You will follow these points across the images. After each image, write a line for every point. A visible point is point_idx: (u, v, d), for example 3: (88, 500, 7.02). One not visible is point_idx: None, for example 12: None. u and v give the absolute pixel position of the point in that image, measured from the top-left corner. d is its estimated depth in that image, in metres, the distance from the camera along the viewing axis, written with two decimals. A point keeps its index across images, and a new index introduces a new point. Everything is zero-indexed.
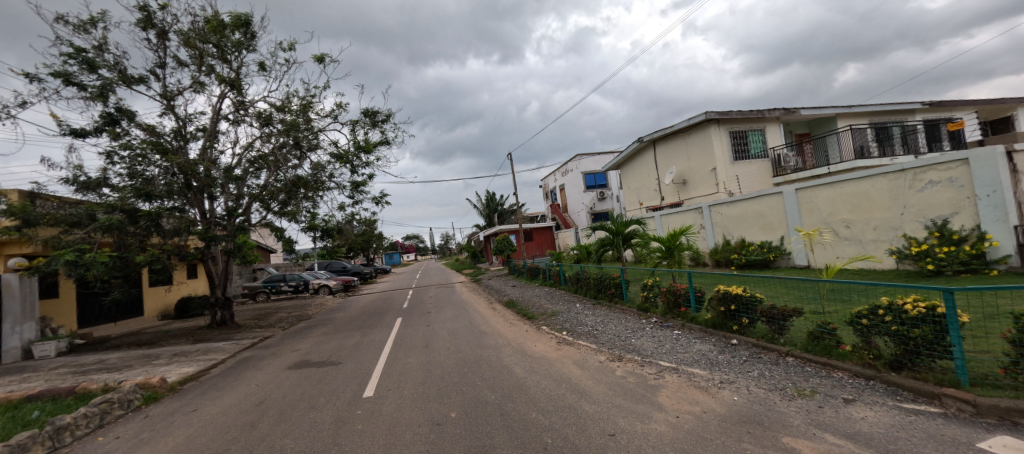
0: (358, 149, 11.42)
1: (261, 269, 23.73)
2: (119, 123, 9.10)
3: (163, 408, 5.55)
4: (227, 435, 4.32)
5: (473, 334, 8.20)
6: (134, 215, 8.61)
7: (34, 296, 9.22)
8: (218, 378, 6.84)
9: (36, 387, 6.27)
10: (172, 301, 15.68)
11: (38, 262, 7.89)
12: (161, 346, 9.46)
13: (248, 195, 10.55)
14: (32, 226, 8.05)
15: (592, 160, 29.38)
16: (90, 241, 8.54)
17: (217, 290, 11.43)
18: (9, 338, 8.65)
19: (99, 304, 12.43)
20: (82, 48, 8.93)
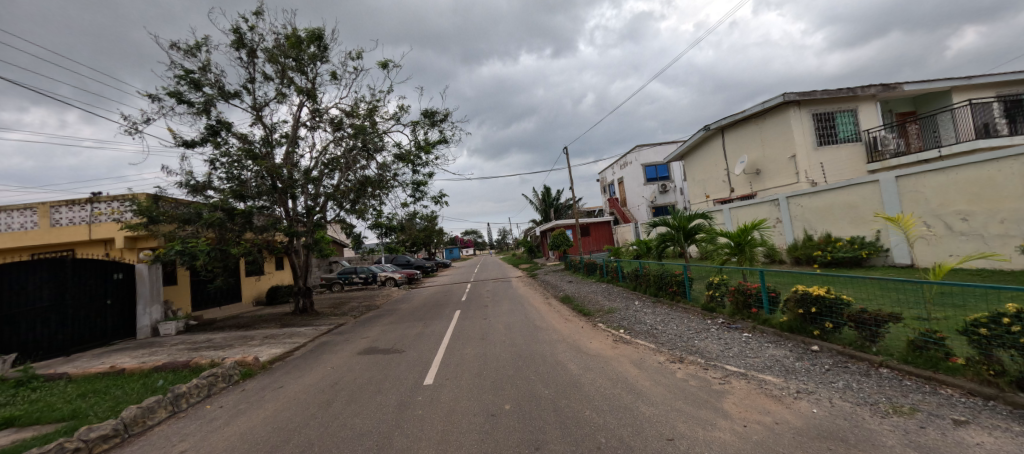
0: (419, 150, 11.85)
1: (335, 262, 25.63)
2: (220, 133, 10.20)
3: (257, 383, 6.17)
4: (307, 410, 4.71)
5: (528, 328, 8.21)
6: (232, 213, 9.63)
7: (158, 281, 10.54)
8: (301, 359, 7.45)
9: (158, 360, 7.22)
10: (263, 289, 17.41)
11: (158, 253, 9.05)
12: (254, 328, 10.54)
13: (324, 194, 11.30)
14: (156, 222, 9.27)
15: (653, 151, 28.12)
16: (198, 235, 9.65)
17: (299, 281, 12.46)
18: (142, 317, 10.02)
19: (205, 290, 14.08)
20: (190, 70, 10.13)
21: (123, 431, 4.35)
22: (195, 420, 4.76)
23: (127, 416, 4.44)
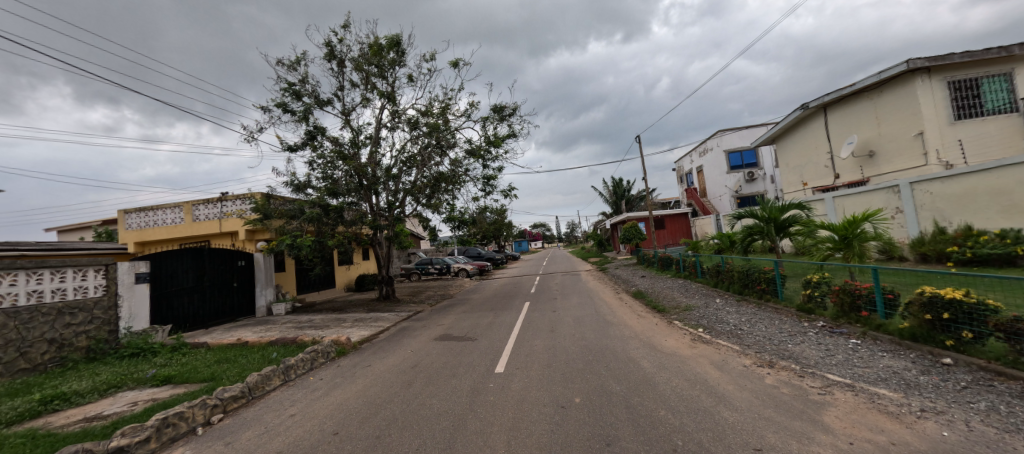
0: (489, 144, 12.02)
1: (414, 253, 27.20)
2: (316, 138, 11.19)
3: (350, 360, 6.78)
4: (392, 388, 5.13)
5: (598, 322, 8.01)
6: (327, 209, 10.57)
7: (272, 267, 11.13)
8: (385, 342, 7.99)
9: (273, 335, 8.10)
10: (353, 277, 19.00)
11: (271, 246, 10.27)
12: (345, 312, 11.54)
13: (403, 191, 11.92)
14: (269, 218, 10.57)
15: (738, 135, 25.88)
16: (301, 229, 10.68)
17: (382, 270, 13.37)
18: (258, 298, 10.74)
19: (307, 276, 15.65)
20: (292, 82, 11.22)
21: (247, 394, 5.23)
22: (301, 389, 5.54)
23: (251, 381, 5.32)
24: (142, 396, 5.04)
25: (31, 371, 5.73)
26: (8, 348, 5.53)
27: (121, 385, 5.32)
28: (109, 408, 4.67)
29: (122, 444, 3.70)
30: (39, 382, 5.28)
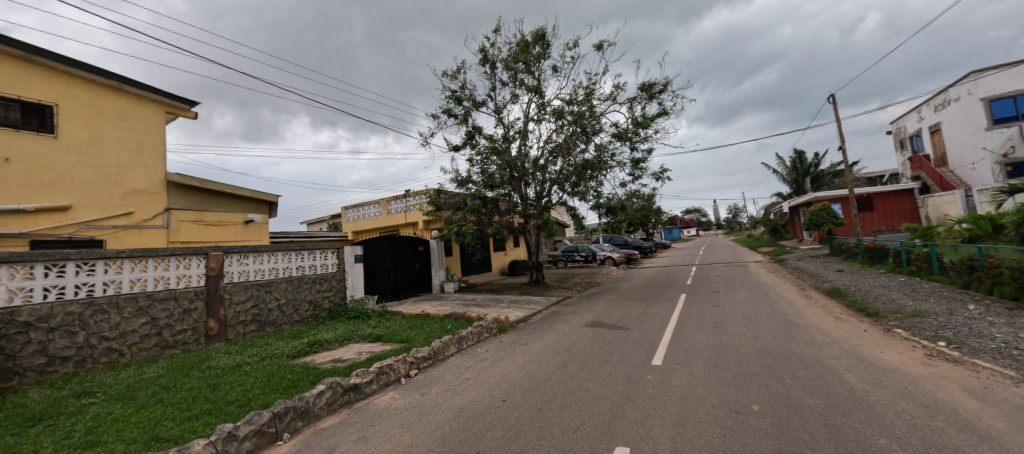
0: (637, 126, 11.38)
1: (561, 240, 27.84)
2: (474, 137, 12.23)
3: (509, 337, 7.36)
4: (548, 367, 5.34)
5: (777, 322, 6.89)
6: (485, 200, 11.50)
7: (444, 251, 12.76)
8: (539, 323, 8.38)
9: (447, 309, 9.26)
10: (506, 262, 20.46)
11: (443, 234, 11.70)
12: (502, 293, 12.51)
13: (549, 180, 12.18)
14: (441, 209, 12.02)
15: (1007, 74, 18.82)
16: (464, 219, 11.90)
17: (532, 256, 14.02)
18: (434, 277, 12.43)
19: (470, 260, 17.42)
20: (453, 89, 12.48)
21: (433, 356, 6.17)
22: (473, 357, 6.29)
23: (435, 346, 6.26)
24: (365, 348, 6.33)
25: (302, 322, 7.70)
26: (290, 306, 7.55)
27: (350, 338, 6.79)
28: (346, 355, 5.99)
29: (356, 382, 4.84)
30: (306, 330, 7.10)
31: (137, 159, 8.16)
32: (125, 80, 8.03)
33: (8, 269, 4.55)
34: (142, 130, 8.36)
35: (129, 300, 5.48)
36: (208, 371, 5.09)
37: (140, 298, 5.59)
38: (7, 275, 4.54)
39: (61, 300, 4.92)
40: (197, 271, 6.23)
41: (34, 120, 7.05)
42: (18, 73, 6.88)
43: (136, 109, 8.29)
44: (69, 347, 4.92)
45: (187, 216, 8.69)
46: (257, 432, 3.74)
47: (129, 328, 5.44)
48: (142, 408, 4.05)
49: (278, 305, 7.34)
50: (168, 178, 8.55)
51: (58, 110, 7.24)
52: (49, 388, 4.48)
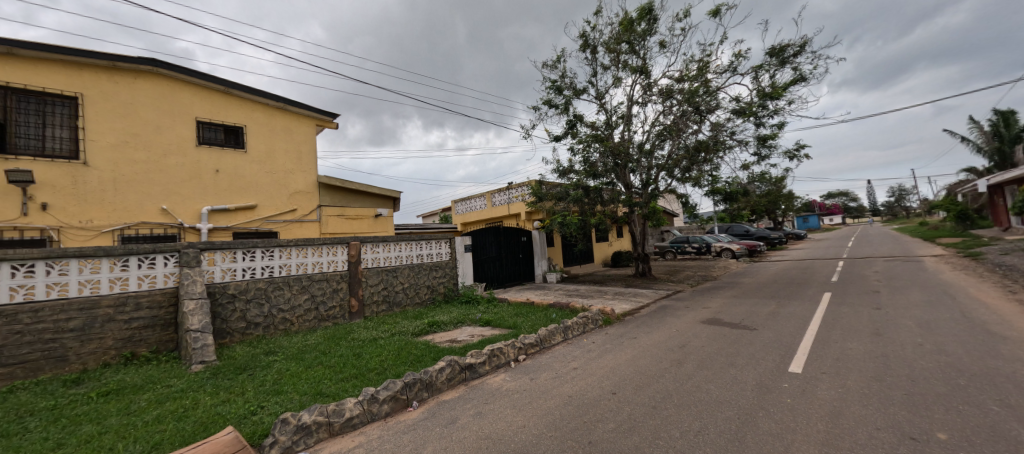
0: (764, 98, 10.12)
1: (669, 230, 26.17)
2: (575, 125, 12.05)
3: (616, 329, 7.20)
4: (662, 364, 5.10)
5: (964, 332, 5.57)
6: (587, 190, 11.31)
7: (546, 241, 12.93)
8: (648, 317, 8.02)
9: (551, 298, 9.39)
10: (610, 253, 19.94)
11: (546, 224, 11.83)
12: (606, 285, 12.24)
13: (656, 166, 11.49)
14: (543, 200, 12.14)
15: None
16: (567, 209, 11.88)
17: (638, 247, 13.43)
18: (536, 267, 12.70)
19: (572, 251, 17.38)
20: (554, 79, 12.45)
21: (540, 343, 6.31)
22: (579, 347, 6.28)
23: (542, 334, 6.39)
24: (476, 331, 6.75)
25: (421, 304, 8.49)
26: (413, 289, 8.38)
27: (464, 321, 7.29)
28: (460, 336, 6.46)
29: (472, 362, 5.19)
30: (425, 312, 7.83)
31: (297, 166, 9.90)
32: (286, 101, 9.75)
33: (222, 253, 6.03)
34: (300, 141, 10.05)
35: (296, 280, 6.72)
36: (352, 342, 6.00)
37: (303, 279, 6.80)
38: (221, 258, 6.02)
39: (253, 278, 6.29)
40: (341, 258, 7.31)
41: (232, 139, 9.14)
42: (222, 104, 8.94)
43: (296, 124, 10.01)
44: (259, 316, 6.27)
45: (332, 211, 10.23)
46: (393, 397, 4.32)
47: (297, 302, 6.69)
48: (308, 368, 5.10)
49: (403, 288, 8.19)
50: (320, 180, 10.18)
51: (245, 130, 9.18)
52: (250, 346, 5.77)
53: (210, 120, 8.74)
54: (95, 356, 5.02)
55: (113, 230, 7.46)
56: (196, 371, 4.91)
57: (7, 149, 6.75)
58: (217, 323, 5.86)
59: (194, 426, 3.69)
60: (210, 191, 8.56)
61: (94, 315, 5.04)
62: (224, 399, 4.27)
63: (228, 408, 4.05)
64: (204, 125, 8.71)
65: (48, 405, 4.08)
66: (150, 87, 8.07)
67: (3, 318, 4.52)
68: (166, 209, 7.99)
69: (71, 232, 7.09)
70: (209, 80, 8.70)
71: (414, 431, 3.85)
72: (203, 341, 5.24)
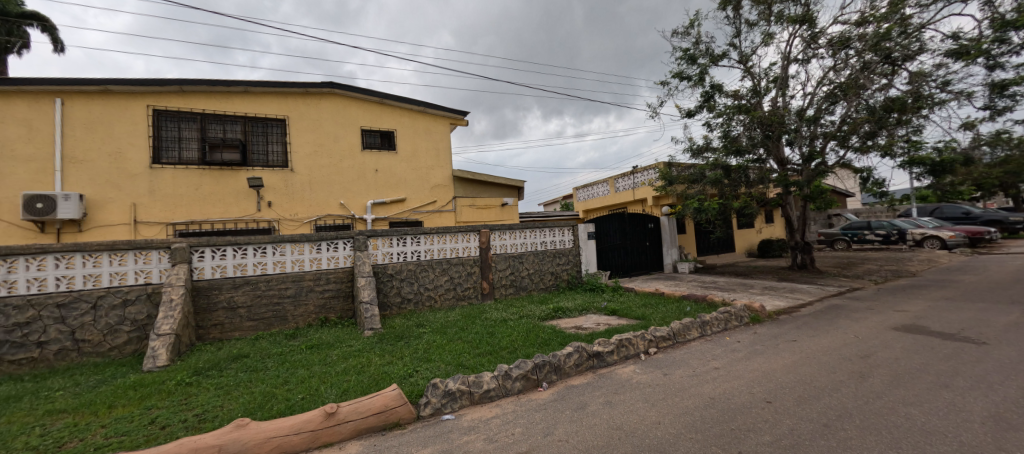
0: (1003, 29, 7.66)
1: (837, 215, 21.85)
2: (713, 97, 10.79)
3: (769, 329, 6.30)
4: (835, 375, 4.28)
5: None
6: (729, 170, 10.11)
7: (676, 229, 11.97)
8: (813, 318, 6.81)
9: (684, 290, 8.67)
10: (755, 242, 17.53)
11: (677, 210, 10.90)
12: (753, 278, 10.80)
13: (822, 135, 9.66)
14: (673, 184, 11.19)
15: None
16: (704, 193, 10.77)
17: (795, 235, 11.52)
18: (665, 256, 11.86)
19: (708, 239, 15.77)
20: (686, 47, 11.32)
21: (673, 337, 5.86)
22: (720, 346, 5.66)
23: (674, 327, 5.93)
24: (602, 319, 6.60)
25: (546, 290, 8.63)
26: (538, 275, 8.56)
27: (589, 309, 7.18)
28: (585, 323, 6.39)
29: (601, 350, 5.08)
30: (551, 297, 7.96)
31: (435, 161, 10.87)
32: (425, 105, 10.73)
33: (382, 239, 7.00)
34: (437, 139, 11.00)
35: (437, 263, 7.41)
36: (487, 321, 6.40)
37: (443, 262, 7.46)
38: (382, 243, 7.01)
39: (404, 261, 7.14)
40: (474, 244, 7.83)
41: (386, 143, 10.42)
42: (377, 112, 10.27)
43: (434, 125, 11.00)
44: (411, 293, 7.12)
45: (464, 201, 11.03)
46: (524, 376, 4.48)
47: (439, 283, 7.39)
48: (450, 341, 5.62)
49: (528, 275, 8.42)
50: (453, 173, 11.05)
51: (394, 133, 10.41)
52: (405, 318, 6.60)
53: (370, 128, 10.13)
54: (304, 317, 6.44)
55: (310, 220, 9.22)
56: (369, 335, 5.79)
57: (248, 163, 8.81)
58: (381, 298, 6.85)
59: (369, 380, 4.42)
60: (372, 187, 9.96)
61: (301, 284, 6.44)
62: (389, 361, 5.02)
63: (392, 368, 4.73)
64: (366, 132, 10.14)
65: (279, 351, 5.44)
66: (331, 107, 9.67)
67: (250, 285, 6.11)
68: (343, 203, 9.57)
69: (286, 222, 8.98)
70: (366, 94, 9.97)
71: (546, 411, 3.93)
72: (372, 311, 6.17)
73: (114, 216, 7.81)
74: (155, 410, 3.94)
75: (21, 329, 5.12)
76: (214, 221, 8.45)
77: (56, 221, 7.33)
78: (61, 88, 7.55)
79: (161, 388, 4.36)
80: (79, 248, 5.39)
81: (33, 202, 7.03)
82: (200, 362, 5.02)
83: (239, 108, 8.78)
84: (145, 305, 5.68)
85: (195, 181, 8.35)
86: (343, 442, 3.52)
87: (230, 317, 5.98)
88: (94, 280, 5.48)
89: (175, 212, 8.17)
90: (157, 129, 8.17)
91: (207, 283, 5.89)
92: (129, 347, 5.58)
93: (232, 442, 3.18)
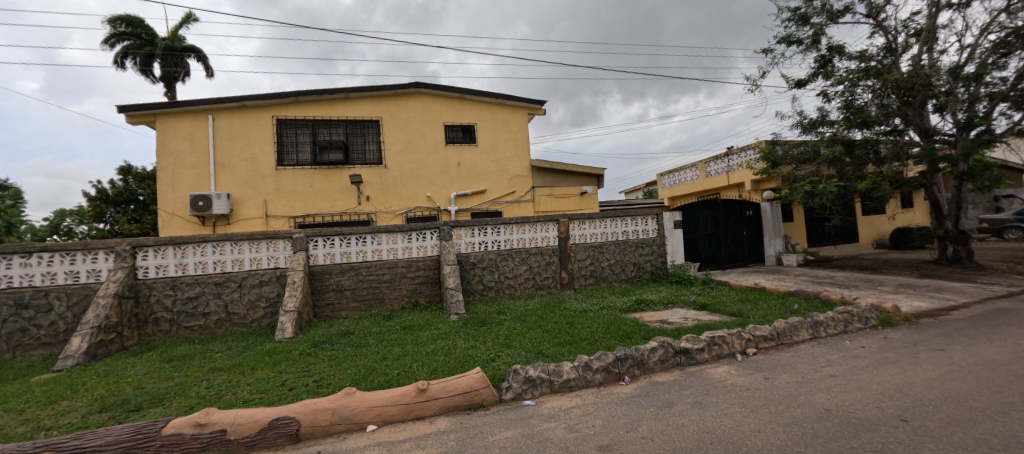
0: None
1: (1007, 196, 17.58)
2: (831, 61, 9.30)
3: (904, 335, 5.32)
4: (998, 396, 3.49)
5: None
6: (853, 146, 8.67)
7: (781, 217, 10.66)
8: (968, 324, 5.59)
9: (791, 285, 7.71)
10: (888, 231, 14.86)
11: (783, 195, 9.66)
12: (884, 273, 9.19)
13: (988, 96, 7.78)
14: (778, 166, 9.93)
15: None
16: (818, 174, 9.39)
17: (946, 222, 9.53)
18: (767, 247, 10.65)
19: (823, 228, 13.79)
20: (796, 7, 9.87)
21: (776, 338, 5.26)
22: (837, 351, 4.94)
23: (779, 327, 5.31)
24: (691, 314, 6.17)
25: (628, 282, 8.30)
26: (619, 265, 8.28)
27: (676, 303, 6.76)
28: (672, 317, 6.03)
29: (688, 347, 4.76)
30: (633, 289, 7.65)
31: (514, 152, 11.03)
32: (505, 97, 10.89)
33: (465, 230, 7.33)
34: (517, 130, 11.14)
35: (517, 252, 7.55)
36: (566, 311, 6.38)
37: (522, 252, 7.58)
38: (465, 233, 7.34)
39: (485, 250, 7.40)
40: (553, 234, 7.82)
41: (468, 137, 10.82)
42: (460, 108, 10.70)
43: (513, 116, 11.14)
44: (492, 281, 7.36)
45: (543, 191, 11.05)
46: (605, 368, 4.38)
47: (518, 272, 7.53)
48: (530, 329, 5.71)
49: (608, 265, 8.18)
50: (532, 163, 11.10)
51: (476, 127, 10.76)
52: (487, 304, 6.87)
53: (454, 123, 10.60)
54: (399, 300, 7.03)
55: (402, 212, 9.99)
56: (454, 319, 6.13)
57: (351, 162, 9.81)
58: (465, 285, 7.19)
59: (455, 361, 4.71)
60: (455, 180, 10.45)
61: (395, 271, 7.03)
62: (473, 345, 5.27)
63: (476, 352, 4.97)
64: (450, 128, 10.64)
65: (378, 330, 6.02)
66: (419, 104, 10.32)
67: (354, 271, 6.83)
68: (430, 196, 10.20)
69: (382, 214, 9.85)
70: (448, 91, 10.43)
71: (628, 406, 3.81)
72: (457, 297, 6.50)
73: (251, 211, 9.24)
74: (284, 374, 4.65)
75: (191, 302, 6.37)
76: (325, 214, 9.58)
77: (212, 216, 8.95)
78: (211, 107, 9.08)
79: (289, 357, 5.12)
80: (228, 238, 6.50)
81: (196, 201, 8.62)
82: (317, 336, 5.78)
83: (343, 113, 9.78)
84: (275, 285, 6.68)
85: (310, 180, 9.52)
86: (434, 416, 3.79)
87: (339, 298, 6.76)
88: (239, 264, 6.59)
89: (296, 206, 9.42)
90: (280, 136, 9.47)
91: (320, 268, 6.72)
92: (266, 320, 6.61)
93: (343, 406, 3.61)
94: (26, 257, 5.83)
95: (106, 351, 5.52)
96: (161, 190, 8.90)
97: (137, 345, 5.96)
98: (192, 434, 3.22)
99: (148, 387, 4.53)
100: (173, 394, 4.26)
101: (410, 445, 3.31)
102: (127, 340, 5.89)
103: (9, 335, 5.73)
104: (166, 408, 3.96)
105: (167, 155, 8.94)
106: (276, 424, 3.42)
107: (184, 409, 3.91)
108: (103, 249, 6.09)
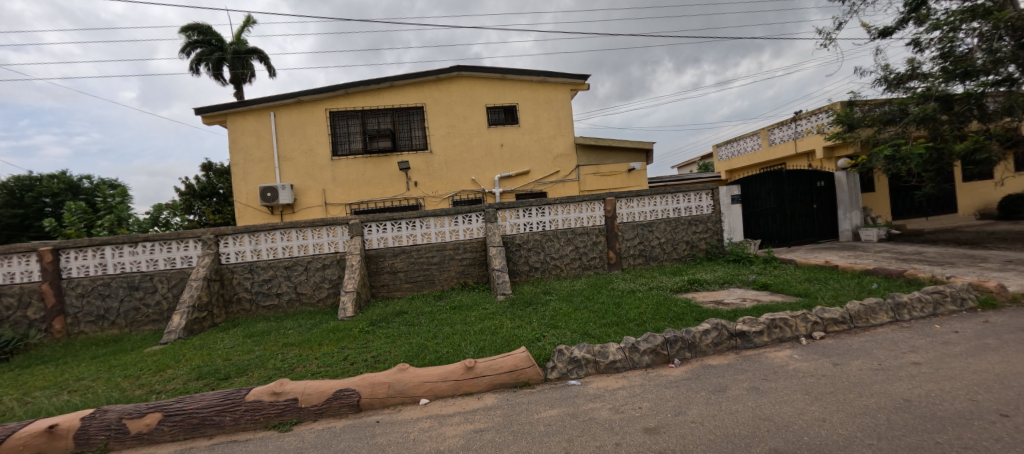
0: None
1: None
2: (926, 4, 8.01)
3: (1008, 319, 4.63)
4: None
5: None
6: (951, 101, 7.49)
7: (858, 187, 9.57)
8: None
9: (868, 263, 6.95)
10: (996, 199, 12.85)
11: (862, 161, 8.63)
12: (987, 247, 7.99)
13: None
14: (857, 129, 8.86)
15: None
16: (906, 136, 8.26)
17: None
18: (841, 221, 9.64)
19: (913, 198, 12.20)
20: None
21: (849, 321, 4.79)
22: (923, 336, 4.40)
23: (852, 310, 4.82)
24: (749, 294, 5.80)
25: (680, 261, 7.94)
26: (670, 244, 7.92)
27: (732, 282, 6.37)
28: (728, 298, 5.71)
29: (744, 330, 4.48)
30: (685, 268, 7.30)
31: (559, 131, 10.81)
32: (547, 74, 10.64)
33: (509, 211, 7.37)
34: (561, 108, 10.87)
35: (562, 233, 7.47)
36: (613, 291, 6.25)
37: (568, 232, 7.49)
38: (510, 215, 7.37)
39: (529, 231, 7.40)
40: (599, 213, 7.63)
41: (511, 118, 10.75)
42: (503, 89, 10.62)
43: (557, 94, 10.88)
44: (538, 262, 7.38)
45: (589, 170, 10.76)
46: (653, 350, 4.26)
47: (563, 253, 7.46)
48: (576, 309, 5.67)
49: (659, 244, 7.86)
50: (577, 141, 10.83)
51: (519, 107, 10.65)
52: (533, 285, 6.92)
53: (497, 104, 10.57)
54: (448, 281, 7.28)
55: (448, 196, 10.24)
56: (501, 300, 6.25)
57: (399, 149, 10.16)
58: (511, 266, 7.27)
59: (502, 340, 4.81)
60: (500, 162, 10.48)
61: (444, 253, 7.26)
62: (519, 325, 5.35)
63: (522, 332, 5.04)
64: (494, 110, 10.63)
65: (428, 310, 6.30)
66: (463, 88, 10.38)
67: (405, 254, 7.14)
68: (475, 180, 10.34)
69: (429, 199, 10.18)
70: (490, 71, 10.36)
71: (677, 389, 3.69)
72: (503, 278, 6.60)
73: (313, 199, 9.94)
74: (346, 350, 5.03)
75: (266, 284, 7.03)
76: (378, 200, 10.07)
77: (279, 205, 9.78)
78: (275, 103, 9.75)
79: (350, 334, 5.52)
80: (293, 225, 7.05)
81: (265, 192, 9.48)
82: (374, 314, 6.17)
83: (391, 101, 10.10)
84: (336, 268, 7.16)
85: (363, 168, 10.00)
86: (481, 393, 3.92)
87: (393, 279, 7.13)
88: (304, 249, 7.14)
89: (351, 194, 9.99)
90: (334, 128, 9.99)
91: (374, 251, 7.10)
92: (329, 300, 7.15)
93: (398, 381, 3.84)
94: (133, 246, 6.73)
95: (201, 326, 6.30)
96: (237, 183, 9.81)
97: (225, 321, 6.72)
98: (269, 401, 3.59)
99: (233, 358, 5.13)
100: (254, 365, 4.77)
101: (459, 419, 3.45)
102: (217, 317, 6.66)
103: (126, 312, 6.70)
104: (249, 377, 4.47)
105: (239, 151, 9.79)
106: (339, 395, 3.71)
107: (263, 379, 4.38)
108: (193, 238, 6.85)
